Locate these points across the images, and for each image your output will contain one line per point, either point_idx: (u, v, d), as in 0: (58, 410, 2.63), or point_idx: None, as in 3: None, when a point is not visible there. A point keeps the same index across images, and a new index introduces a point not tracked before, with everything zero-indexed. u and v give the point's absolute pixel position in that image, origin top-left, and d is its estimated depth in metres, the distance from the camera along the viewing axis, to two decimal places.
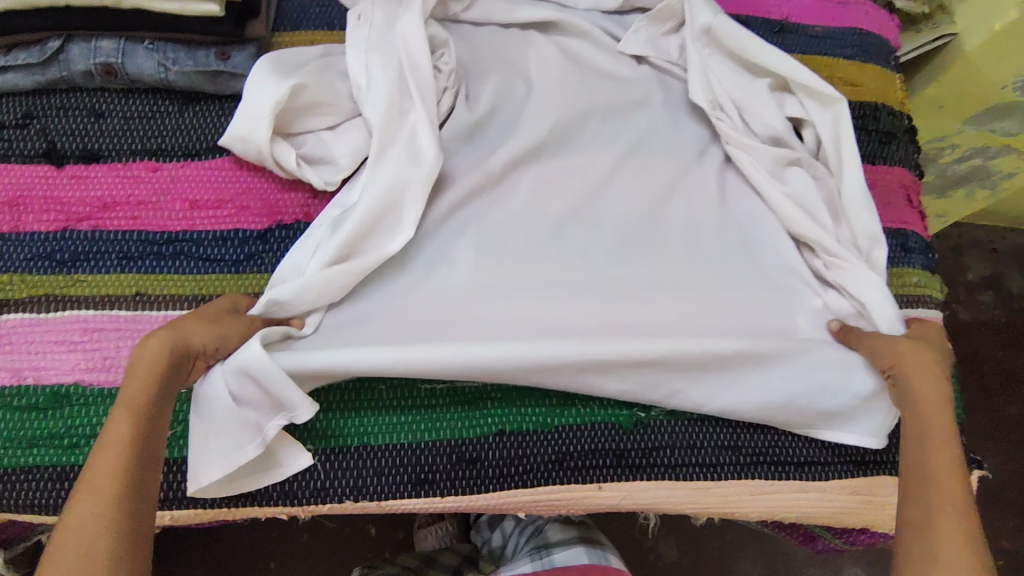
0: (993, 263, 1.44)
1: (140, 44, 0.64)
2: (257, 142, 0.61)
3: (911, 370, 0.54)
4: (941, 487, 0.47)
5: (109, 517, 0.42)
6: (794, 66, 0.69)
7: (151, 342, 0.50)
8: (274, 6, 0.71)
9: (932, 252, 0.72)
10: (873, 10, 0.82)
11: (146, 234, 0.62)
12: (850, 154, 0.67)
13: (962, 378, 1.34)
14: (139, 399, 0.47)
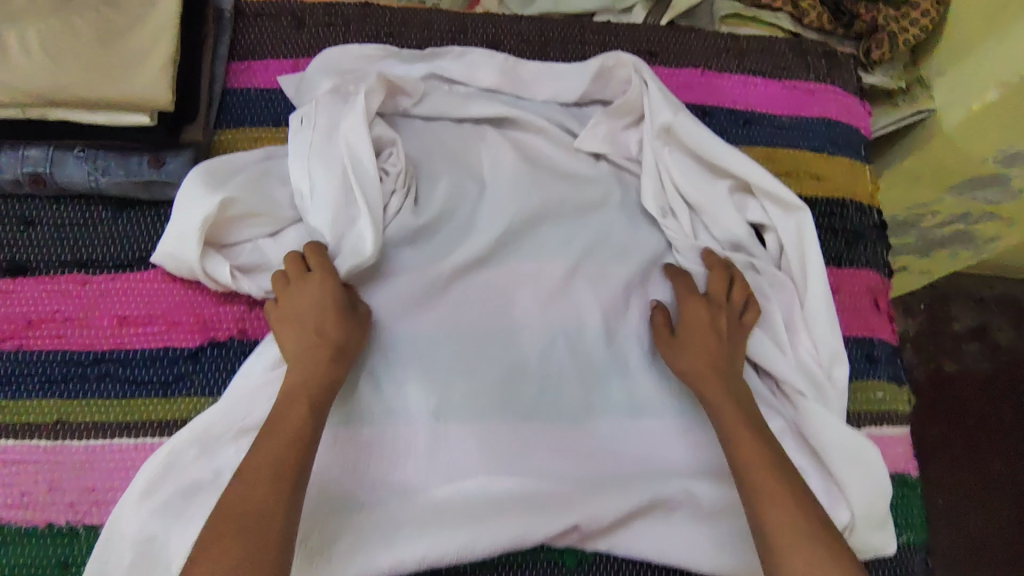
0: (981, 314, 1.38)
1: (70, 152, 0.61)
2: (188, 259, 0.59)
3: (710, 388, 0.59)
4: (767, 499, 0.51)
5: (269, 508, 0.48)
6: (755, 170, 0.66)
7: (291, 367, 0.55)
8: (216, 103, 0.68)
9: (900, 359, 0.70)
10: (842, 96, 0.79)
11: (71, 355, 0.59)
12: (815, 263, 0.65)
13: (947, 434, 1.31)
14: (308, 404, 0.53)
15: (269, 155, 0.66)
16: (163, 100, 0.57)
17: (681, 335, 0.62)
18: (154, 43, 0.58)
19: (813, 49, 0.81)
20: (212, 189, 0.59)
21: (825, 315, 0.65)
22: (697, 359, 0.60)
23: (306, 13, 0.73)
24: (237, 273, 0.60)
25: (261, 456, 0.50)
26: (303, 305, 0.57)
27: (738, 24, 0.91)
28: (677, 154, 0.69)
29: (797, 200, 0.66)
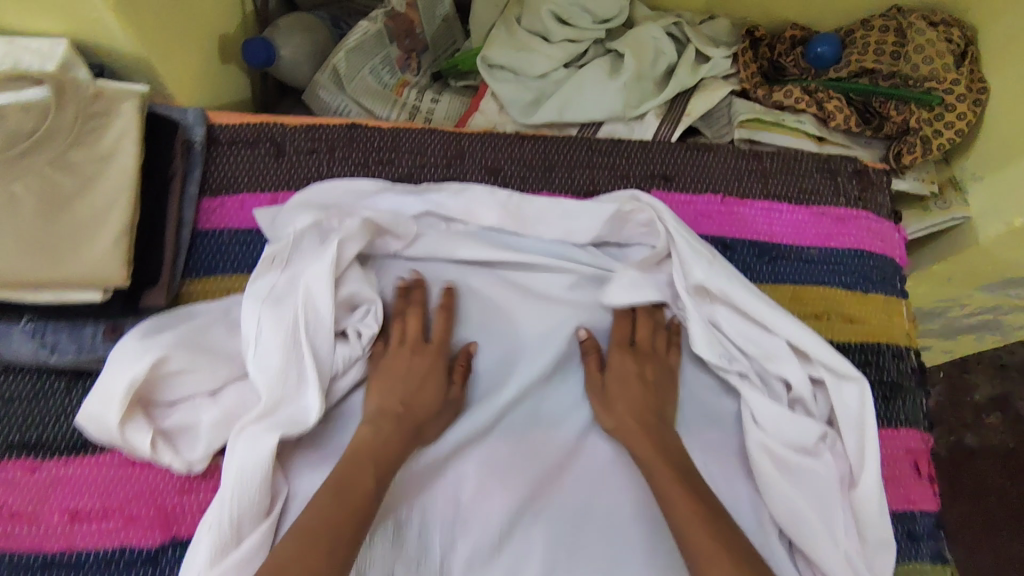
0: (1003, 382, 1.28)
1: (17, 323, 0.55)
2: (108, 423, 0.53)
3: (636, 438, 0.58)
4: (696, 522, 0.51)
5: (324, 553, 0.45)
6: (807, 336, 0.59)
7: (365, 427, 0.54)
8: (185, 249, 0.61)
9: (941, 530, 0.65)
10: (873, 221, 0.73)
11: (16, 558, 0.53)
12: (871, 441, 0.58)
13: (968, 513, 1.24)
14: (374, 464, 0.52)
15: (229, 310, 0.59)
16: (116, 278, 0.51)
17: (614, 387, 0.60)
18: (105, 209, 0.51)
19: (843, 168, 0.74)
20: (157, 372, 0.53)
21: (878, 502, 0.57)
22: (630, 411, 0.59)
23: (287, 138, 0.67)
24: (158, 439, 0.54)
25: (321, 498, 0.48)
26: (415, 382, 0.57)
27: (758, 128, 0.84)
28: (718, 309, 0.62)
29: (854, 370, 0.58)
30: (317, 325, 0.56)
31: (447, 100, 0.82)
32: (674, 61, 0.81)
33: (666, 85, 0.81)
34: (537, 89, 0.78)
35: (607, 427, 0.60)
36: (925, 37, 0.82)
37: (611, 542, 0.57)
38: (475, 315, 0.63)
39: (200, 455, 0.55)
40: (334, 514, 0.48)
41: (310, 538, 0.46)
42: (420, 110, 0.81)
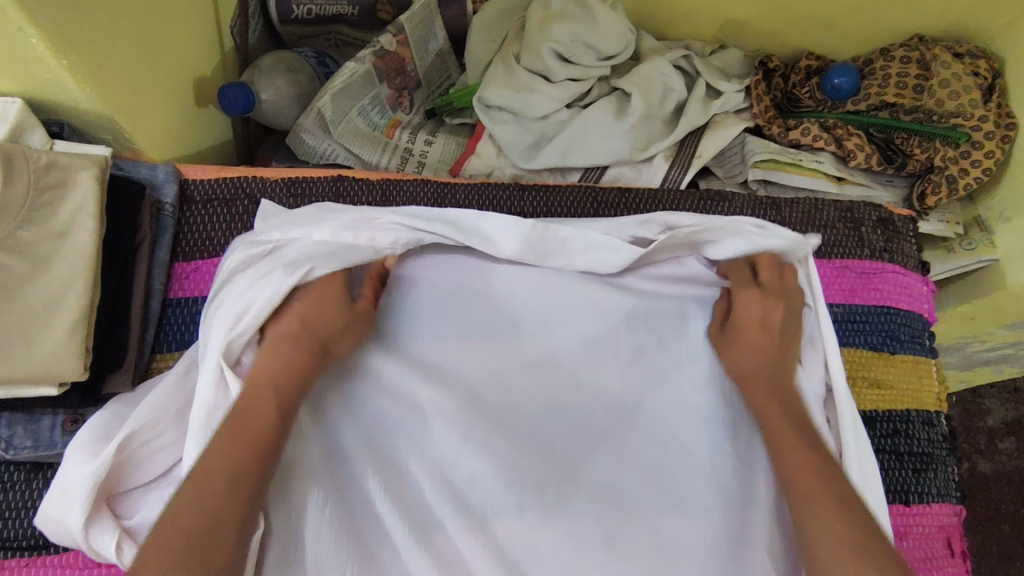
0: (1014, 406, 1.25)
1: None
2: (69, 524, 0.47)
3: (758, 389, 0.54)
4: (813, 504, 0.45)
5: (216, 495, 0.43)
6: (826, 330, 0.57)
7: (264, 356, 0.50)
8: (154, 322, 0.56)
9: None
10: (900, 274, 0.68)
11: None
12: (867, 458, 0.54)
13: (981, 543, 1.21)
14: (273, 395, 0.48)
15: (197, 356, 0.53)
16: (71, 371, 0.46)
17: (739, 322, 0.56)
18: (60, 293, 0.47)
19: (867, 217, 0.69)
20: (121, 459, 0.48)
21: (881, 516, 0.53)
22: (760, 343, 0.55)
23: (266, 194, 0.62)
24: (125, 538, 0.48)
25: (219, 436, 0.46)
26: (315, 305, 0.53)
27: (773, 168, 0.78)
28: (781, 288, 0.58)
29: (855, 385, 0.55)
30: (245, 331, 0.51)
31: (441, 142, 0.76)
32: (683, 98, 0.76)
33: (675, 123, 0.76)
34: (538, 131, 0.73)
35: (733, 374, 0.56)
36: (949, 70, 0.77)
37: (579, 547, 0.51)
38: (449, 330, 0.57)
39: None
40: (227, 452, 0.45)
41: (190, 524, 0.42)
42: (412, 153, 0.76)
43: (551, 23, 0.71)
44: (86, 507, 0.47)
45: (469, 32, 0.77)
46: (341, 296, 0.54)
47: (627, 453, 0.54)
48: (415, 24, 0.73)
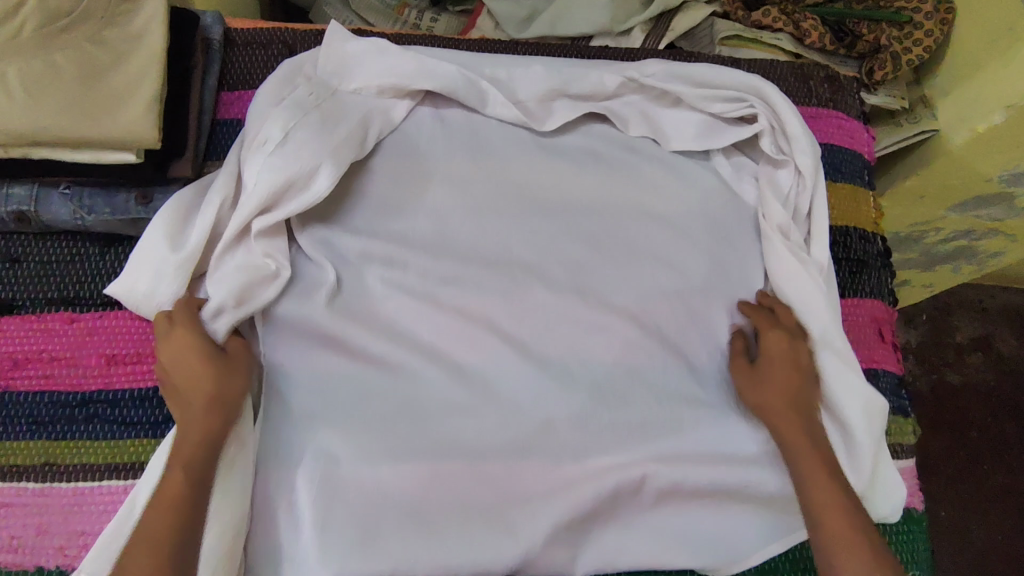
0: (983, 323, 1.37)
1: (55, 189, 0.60)
2: (146, 281, 0.60)
3: (790, 432, 0.60)
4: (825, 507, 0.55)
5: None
6: (742, 83, 0.72)
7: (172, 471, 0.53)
8: (206, 133, 0.67)
9: (905, 390, 0.71)
10: (843, 121, 0.78)
11: (58, 395, 0.59)
12: (822, 211, 0.70)
13: (950, 447, 1.30)
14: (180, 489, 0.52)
15: (242, 142, 0.65)
16: (148, 138, 0.56)
17: (763, 370, 0.63)
18: (139, 78, 0.57)
19: (815, 73, 0.79)
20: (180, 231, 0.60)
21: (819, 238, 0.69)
22: (774, 397, 0.62)
23: (297, 42, 0.72)
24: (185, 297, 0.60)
25: (137, 551, 0.49)
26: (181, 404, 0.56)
27: (739, 45, 0.90)
28: (702, 76, 0.72)
29: (797, 130, 0.70)
30: (301, 95, 0.67)
31: (445, 19, 0.88)
32: None
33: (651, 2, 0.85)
34: (529, 6, 0.84)
35: (751, 403, 0.63)
36: None
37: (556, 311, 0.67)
38: (472, 123, 0.72)
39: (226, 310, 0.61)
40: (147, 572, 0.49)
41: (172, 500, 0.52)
42: (420, 28, 0.87)
43: None
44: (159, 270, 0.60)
45: None
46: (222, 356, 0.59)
47: (595, 246, 0.69)
48: None
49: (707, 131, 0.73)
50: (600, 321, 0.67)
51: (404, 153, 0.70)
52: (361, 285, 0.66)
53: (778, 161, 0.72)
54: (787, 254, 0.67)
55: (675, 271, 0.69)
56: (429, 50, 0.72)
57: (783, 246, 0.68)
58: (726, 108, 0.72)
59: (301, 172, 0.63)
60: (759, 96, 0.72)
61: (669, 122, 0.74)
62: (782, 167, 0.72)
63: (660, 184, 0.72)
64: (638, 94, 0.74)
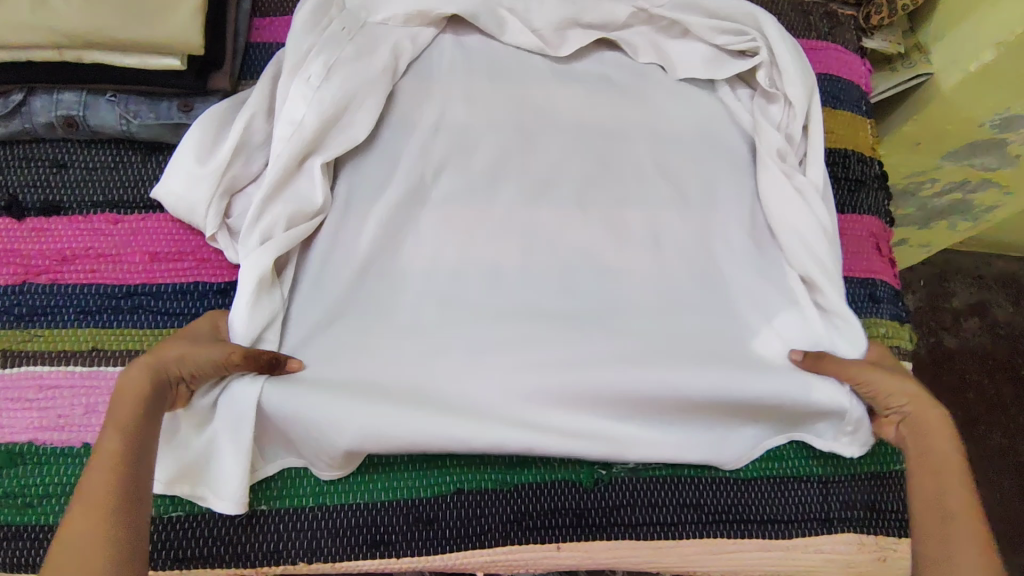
0: (979, 290, 1.40)
1: (103, 96, 0.64)
2: (178, 181, 0.62)
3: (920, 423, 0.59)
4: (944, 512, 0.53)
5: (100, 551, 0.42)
6: (745, 15, 0.75)
7: (108, 430, 0.49)
8: (241, 54, 0.71)
9: (902, 301, 0.73)
10: (842, 54, 0.82)
11: (104, 288, 0.62)
12: (817, 137, 0.71)
13: (948, 406, 1.31)
14: (123, 452, 0.48)
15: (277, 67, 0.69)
16: (193, 44, 0.60)
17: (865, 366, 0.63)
18: None
19: (814, 9, 0.83)
20: (211, 146, 0.63)
21: (813, 165, 0.71)
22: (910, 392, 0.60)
23: None
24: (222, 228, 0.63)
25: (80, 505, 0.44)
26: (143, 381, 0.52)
27: None
28: (704, 10, 0.76)
29: (790, 59, 0.72)
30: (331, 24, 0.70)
31: None
32: None
33: None
34: None
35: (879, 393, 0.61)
36: None
37: (570, 223, 0.70)
38: (491, 51, 0.76)
39: None
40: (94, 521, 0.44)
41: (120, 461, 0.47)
42: None
43: None
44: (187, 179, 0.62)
45: None
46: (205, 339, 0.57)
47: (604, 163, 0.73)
48: None
49: (715, 61, 0.76)
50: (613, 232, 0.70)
51: (426, 76, 0.73)
52: (385, 196, 0.67)
53: (771, 94, 0.75)
54: (778, 181, 0.70)
55: (683, 184, 0.72)
56: None
57: (773, 167, 0.71)
58: (727, 41, 0.76)
59: (337, 96, 0.66)
60: (759, 28, 0.75)
61: (676, 51, 0.77)
62: (774, 100, 0.75)
63: (668, 106, 0.75)
64: (647, 27, 0.78)
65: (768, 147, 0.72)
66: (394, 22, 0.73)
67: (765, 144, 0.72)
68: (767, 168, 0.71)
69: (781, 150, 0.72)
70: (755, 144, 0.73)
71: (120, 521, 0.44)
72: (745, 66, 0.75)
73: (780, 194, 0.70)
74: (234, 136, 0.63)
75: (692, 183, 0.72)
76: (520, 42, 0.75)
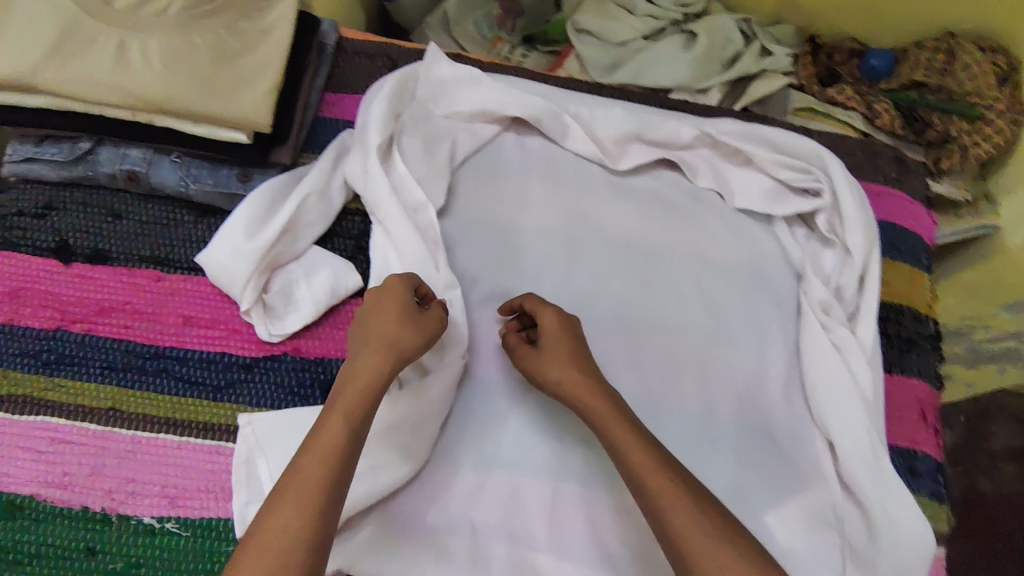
0: None
1: (167, 157, 0.65)
2: (223, 255, 0.62)
3: (586, 391, 0.56)
4: (671, 499, 0.49)
5: (295, 546, 0.44)
6: (811, 152, 0.74)
7: (333, 419, 0.50)
8: (306, 127, 0.72)
9: (942, 475, 0.69)
10: (908, 202, 0.80)
11: (133, 346, 0.62)
12: (870, 297, 0.69)
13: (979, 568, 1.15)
14: (343, 443, 0.49)
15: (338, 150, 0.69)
16: (263, 123, 0.62)
17: (546, 350, 0.59)
18: (265, 70, 0.63)
19: (884, 153, 0.81)
20: (259, 221, 0.64)
21: (865, 324, 0.68)
22: (551, 369, 0.57)
23: (402, 56, 0.78)
24: (258, 301, 0.63)
25: (285, 499, 0.46)
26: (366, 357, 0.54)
27: (811, 117, 0.91)
28: (768, 144, 0.75)
29: (853, 209, 0.70)
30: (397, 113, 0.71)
31: (535, 58, 0.93)
32: (740, 49, 0.91)
33: (730, 67, 0.90)
34: (615, 53, 0.88)
35: (551, 381, 0.58)
36: (972, 57, 0.91)
37: (603, 344, 0.67)
38: (548, 153, 0.76)
39: (295, 322, 0.63)
40: (297, 516, 0.45)
41: (335, 454, 0.48)
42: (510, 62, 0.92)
43: None
44: (231, 255, 0.62)
45: None
46: (416, 313, 0.57)
47: (646, 280, 0.71)
48: None
49: (773, 195, 0.74)
50: (647, 358, 0.67)
51: (480, 172, 0.73)
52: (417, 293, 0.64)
53: (828, 240, 0.73)
54: (820, 336, 0.67)
55: (725, 318, 0.70)
56: (519, 81, 0.77)
57: (815, 321, 0.68)
58: (786, 179, 0.74)
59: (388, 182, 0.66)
60: (824, 170, 0.73)
61: (738, 179, 0.75)
62: (829, 247, 0.73)
63: (719, 236, 0.74)
64: (711, 149, 0.76)
65: (818, 297, 0.69)
66: (459, 117, 0.74)
67: (813, 293, 0.70)
68: (812, 321, 0.68)
69: (829, 301, 0.69)
70: (802, 293, 0.71)
71: (324, 519, 0.46)
72: (801, 209, 0.73)
73: (823, 351, 0.67)
74: (282, 214, 0.64)
75: (735, 318, 0.70)
76: (581, 150, 0.75)
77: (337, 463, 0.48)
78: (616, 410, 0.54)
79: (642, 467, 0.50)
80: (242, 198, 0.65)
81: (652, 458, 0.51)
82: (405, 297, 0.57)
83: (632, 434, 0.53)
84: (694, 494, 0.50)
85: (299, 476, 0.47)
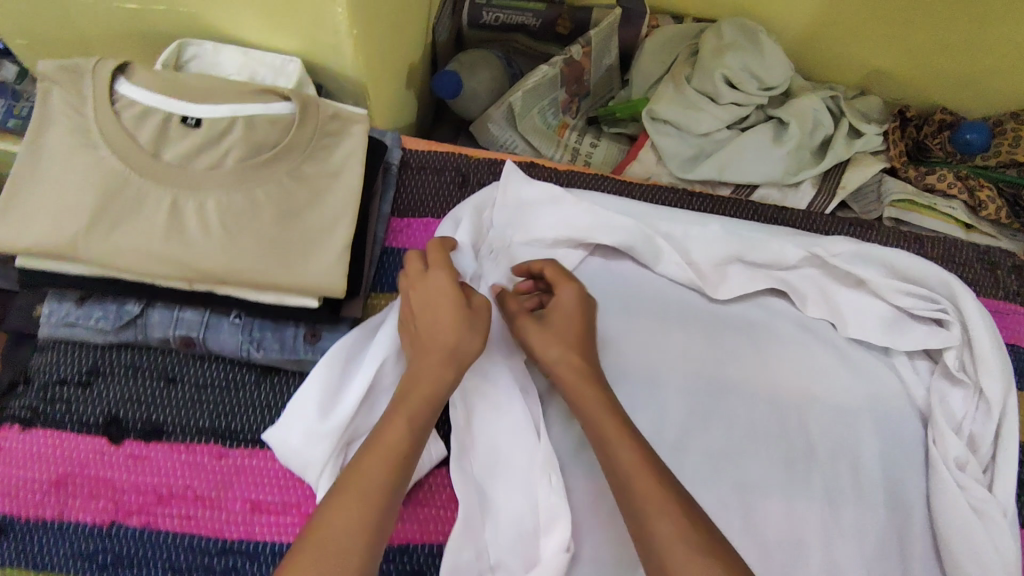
0: None
1: (226, 317, 0.58)
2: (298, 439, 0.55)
3: (579, 388, 0.54)
4: (653, 508, 0.46)
5: (354, 541, 0.43)
6: (936, 276, 0.66)
7: (393, 420, 0.49)
8: (374, 265, 0.64)
9: None
10: None
11: (198, 541, 0.55)
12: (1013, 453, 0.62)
13: None
14: (401, 449, 0.48)
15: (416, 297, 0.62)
16: (336, 289, 0.54)
17: (550, 328, 0.57)
18: (335, 225, 0.55)
19: (1003, 262, 0.74)
20: (335, 392, 0.57)
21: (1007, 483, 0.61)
22: (554, 348, 0.56)
23: (472, 170, 0.70)
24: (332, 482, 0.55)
25: (344, 497, 0.45)
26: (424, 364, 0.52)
27: (909, 208, 0.84)
28: (885, 269, 0.68)
29: (992, 350, 0.63)
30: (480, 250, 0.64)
31: (605, 146, 0.85)
32: (832, 132, 0.82)
33: (823, 155, 0.82)
34: (698, 145, 0.80)
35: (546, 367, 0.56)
36: None
37: (716, 512, 0.60)
38: (638, 280, 0.68)
39: None
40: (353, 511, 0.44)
41: (395, 452, 0.48)
42: (578, 154, 0.85)
43: (726, 51, 0.79)
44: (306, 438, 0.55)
45: (639, 51, 0.85)
46: (476, 311, 0.54)
47: (754, 428, 0.64)
48: (599, 39, 0.83)
49: (893, 327, 0.67)
50: (763, 526, 0.60)
51: None
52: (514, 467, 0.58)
53: (957, 378, 0.66)
54: (959, 500, 0.61)
55: (841, 472, 0.63)
56: (602, 195, 0.69)
57: (950, 480, 0.62)
58: (907, 308, 0.67)
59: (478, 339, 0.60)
60: (954, 302, 0.66)
61: (849, 304, 0.68)
62: (958, 386, 0.66)
63: (829, 373, 0.67)
64: (817, 269, 0.69)
65: (952, 452, 0.63)
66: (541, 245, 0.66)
67: (945, 446, 0.63)
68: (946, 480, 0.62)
69: (964, 457, 0.63)
70: (933, 446, 0.64)
71: (379, 519, 0.45)
72: (927, 345, 0.66)
73: (967, 520, 0.60)
74: (359, 383, 0.57)
75: (853, 471, 0.63)
76: (675, 275, 0.68)
77: (396, 470, 0.47)
78: (613, 425, 0.51)
79: (631, 474, 0.48)
80: (312, 365, 0.58)
81: (636, 463, 0.49)
82: (457, 295, 0.54)
83: (629, 445, 0.50)
84: (679, 503, 0.47)
85: (360, 474, 0.46)
